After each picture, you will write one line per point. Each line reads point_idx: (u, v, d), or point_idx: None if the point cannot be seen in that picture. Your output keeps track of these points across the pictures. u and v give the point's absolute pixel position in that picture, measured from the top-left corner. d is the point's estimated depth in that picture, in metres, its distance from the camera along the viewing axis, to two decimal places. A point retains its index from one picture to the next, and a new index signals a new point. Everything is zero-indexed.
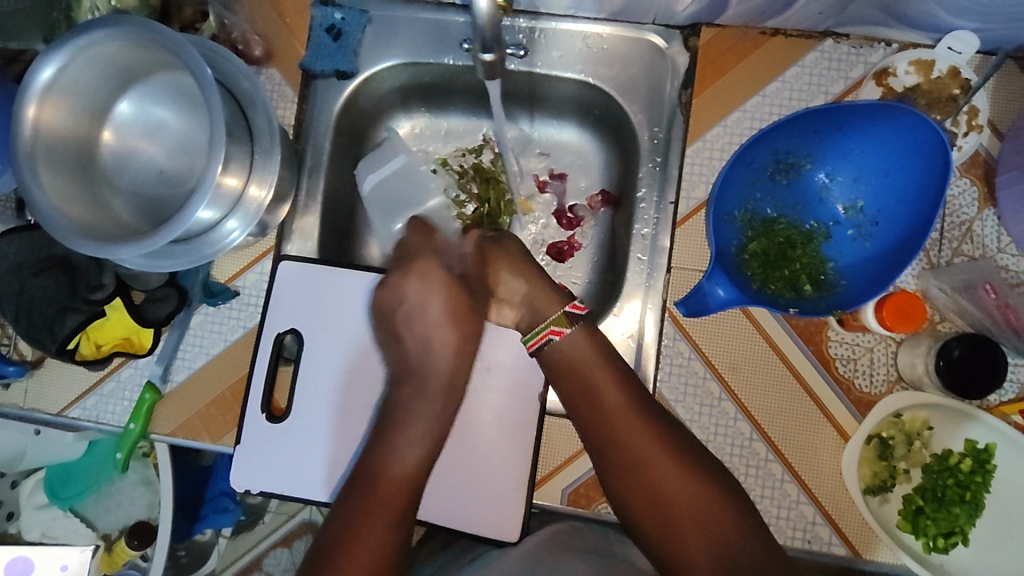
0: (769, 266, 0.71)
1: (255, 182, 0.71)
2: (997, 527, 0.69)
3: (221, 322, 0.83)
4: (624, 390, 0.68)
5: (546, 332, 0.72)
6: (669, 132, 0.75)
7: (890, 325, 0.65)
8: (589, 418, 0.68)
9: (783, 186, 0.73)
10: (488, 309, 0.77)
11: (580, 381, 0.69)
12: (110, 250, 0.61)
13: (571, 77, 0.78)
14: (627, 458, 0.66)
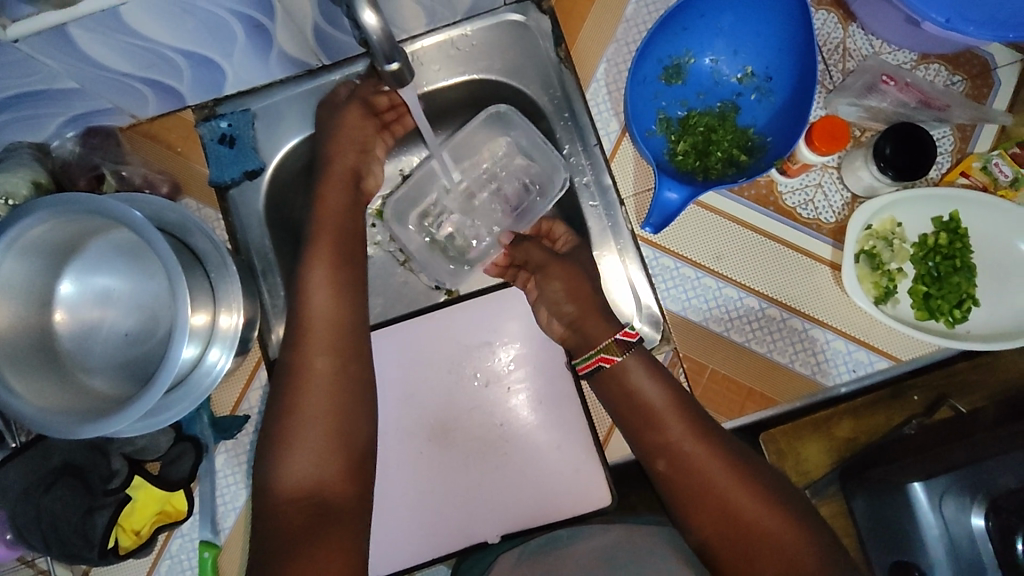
0: (703, 155, 0.76)
1: (224, 311, 0.70)
2: (994, 275, 0.75)
3: (245, 450, 0.81)
4: (661, 381, 0.66)
5: (596, 359, 0.67)
6: (564, 88, 0.80)
7: (823, 150, 0.71)
8: (638, 422, 0.65)
9: (681, 86, 0.79)
10: (489, 307, 0.78)
11: (625, 388, 0.66)
12: (103, 426, 0.58)
13: (459, 82, 0.83)
14: (670, 451, 0.62)
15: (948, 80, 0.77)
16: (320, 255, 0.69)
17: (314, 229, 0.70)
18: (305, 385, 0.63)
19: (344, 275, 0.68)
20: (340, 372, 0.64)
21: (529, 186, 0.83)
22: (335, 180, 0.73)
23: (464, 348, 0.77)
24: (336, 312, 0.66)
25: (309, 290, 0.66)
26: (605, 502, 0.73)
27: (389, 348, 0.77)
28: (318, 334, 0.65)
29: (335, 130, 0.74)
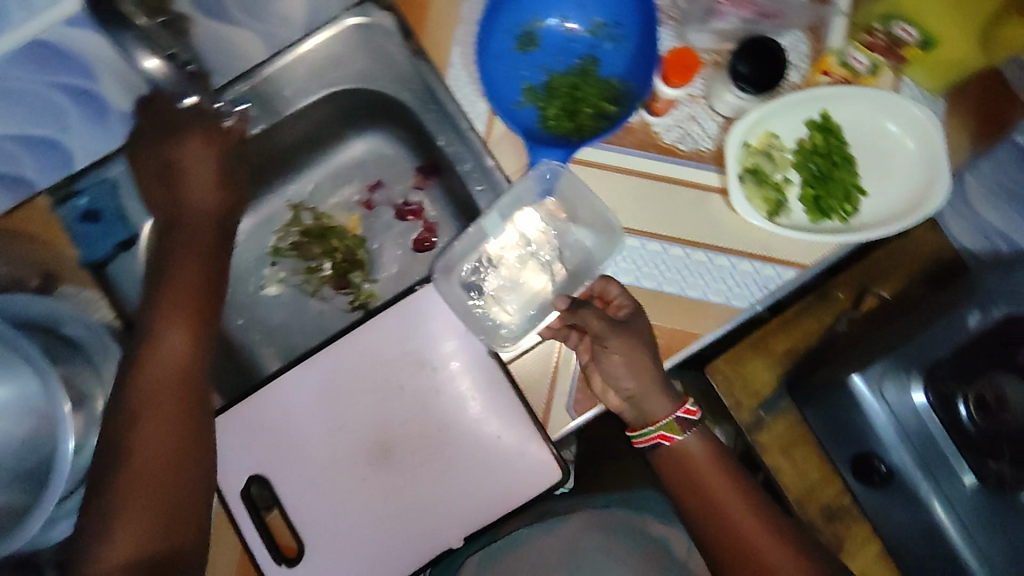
0: (573, 115, 0.75)
1: None
2: (873, 163, 0.77)
3: None
4: (740, 486, 0.71)
5: (655, 436, 0.71)
6: (423, 81, 0.78)
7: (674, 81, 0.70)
8: (688, 490, 0.71)
9: (536, 52, 0.78)
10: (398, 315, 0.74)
11: (695, 484, 0.71)
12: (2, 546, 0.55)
13: (318, 99, 0.80)
14: (721, 522, 0.69)
15: None
16: (163, 320, 0.64)
17: (162, 289, 0.66)
18: (138, 465, 0.56)
19: (193, 334, 0.64)
20: (178, 443, 0.59)
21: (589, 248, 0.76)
22: (190, 241, 0.70)
23: (390, 360, 0.73)
24: (187, 375, 0.62)
25: (141, 357, 0.61)
26: (557, 477, 0.70)
27: (307, 378, 0.72)
28: (163, 406, 0.59)
29: (175, 187, 0.71)
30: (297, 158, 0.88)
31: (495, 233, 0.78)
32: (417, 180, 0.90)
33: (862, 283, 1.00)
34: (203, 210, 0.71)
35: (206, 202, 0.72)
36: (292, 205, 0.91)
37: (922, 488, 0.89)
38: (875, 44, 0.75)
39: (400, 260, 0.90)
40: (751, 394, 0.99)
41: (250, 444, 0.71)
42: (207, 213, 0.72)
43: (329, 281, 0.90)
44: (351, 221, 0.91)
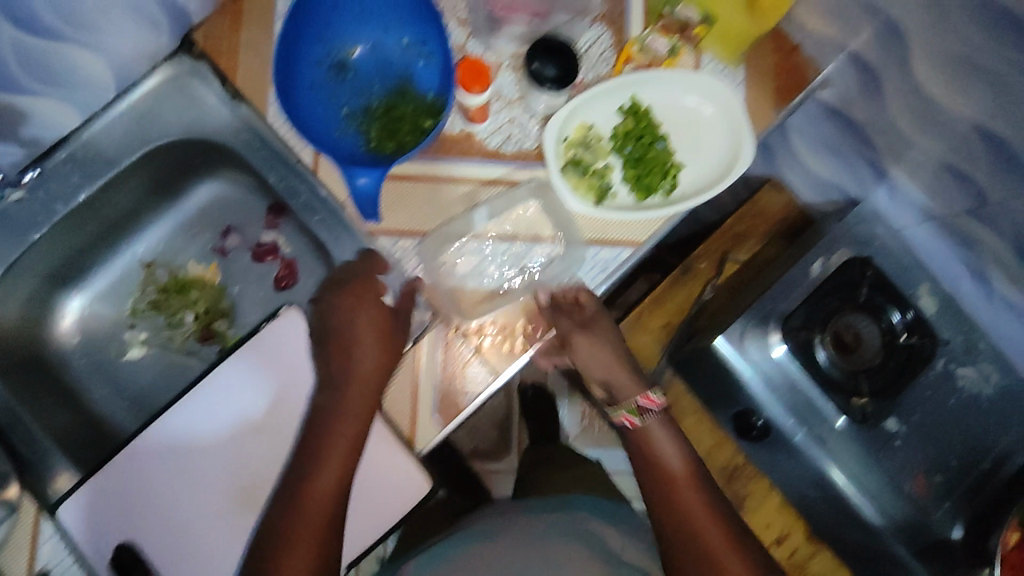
0: (392, 133, 0.77)
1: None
2: (687, 138, 0.81)
3: None
4: (682, 449, 0.75)
5: (622, 417, 0.76)
6: (244, 121, 0.79)
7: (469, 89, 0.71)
8: (645, 463, 0.75)
9: (353, 78, 0.79)
10: (254, 349, 0.75)
11: (650, 455, 0.75)
12: None
13: (142, 157, 0.80)
14: (664, 490, 0.72)
15: None
16: (320, 437, 0.69)
17: (342, 379, 0.71)
18: (295, 538, 0.64)
19: (343, 460, 0.68)
20: (322, 535, 0.65)
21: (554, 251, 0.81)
22: (357, 380, 0.71)
23: (249, 401, 0.74)
24: (338, 483, 0.67)
25: (302, 466, 0.68)
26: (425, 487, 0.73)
27: (168, 433, 0.73)
28: (309, 505, 0.65)
29: (353, 346, 0.72)
30: (143, 216, 0.88)
31: (339, 260, 0.79)
32: (270, 219, 0.88)
33: (720, 251, 1.04)
34: (374, 367, 0.71)
35: (372, 363, 0.71)
36: (144, 263, 0.90)
37: (808, 445, 0.96)
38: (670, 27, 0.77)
39: (261, 303, 0.90)
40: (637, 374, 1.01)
41: (115, 517, 0.71)
42: (371, 369, 0.71)
43: (194, 334, 0.90)
44: (207, 270, 0.90)
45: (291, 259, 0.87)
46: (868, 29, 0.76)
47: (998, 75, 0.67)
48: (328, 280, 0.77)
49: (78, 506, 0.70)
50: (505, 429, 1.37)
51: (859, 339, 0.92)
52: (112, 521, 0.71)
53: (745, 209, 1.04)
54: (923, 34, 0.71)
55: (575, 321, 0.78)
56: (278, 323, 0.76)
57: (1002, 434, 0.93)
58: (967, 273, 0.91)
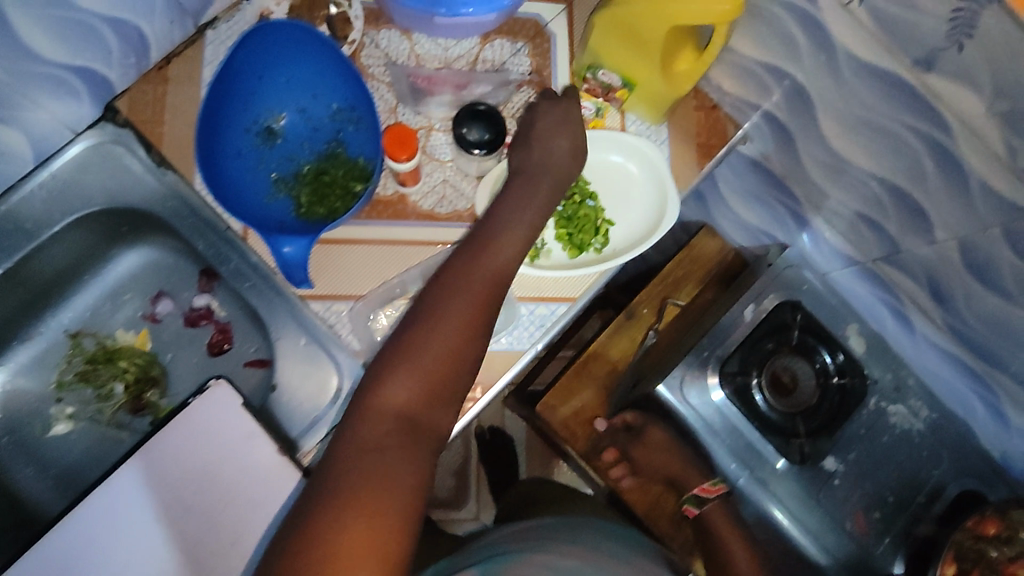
0: (323, 198, 0.77)
1: None
2: (615, 196, 0.83)
3: None
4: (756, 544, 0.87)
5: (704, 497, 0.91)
6: (171, 188, 0.78)
7: (394, 156, 0.72)
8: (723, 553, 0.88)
9: (283, 144, 0.80)
10: (180, 420, 0.71)
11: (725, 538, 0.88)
12: None
13: (65, 227, 0.78)
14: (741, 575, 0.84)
15: (514, 49, 0.84)
16: (494, 226, 0.68)
17: (537, 146, 0.74)
18: (447, 319, 0.60)
19: (509, 258, 0.67)
20: (457, 350, 0.60)
21: None
22: (544, 185, 0.72)
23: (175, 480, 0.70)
24: (502, 267, 0.66)
25: (485, 235, 0.67)
26: None
27: (85, 522, 0.67)
28: (476, 282, 0.63)
29: (534, 137, 0.75)
30: (68, 284, 0.86)
31: (272, 327, 0.77)
32: (203, 283, 0.86)
33: (660, 297, 1.05)
34: (561, 170, 0.74)
35: (561, 168, 0.74)
36: (69, 333, 0.87)
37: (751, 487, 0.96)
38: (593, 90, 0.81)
39: (196, 369, 0.87)
40: (583, 423, 1.01)
41: None
42: (564, 160, 0.74)
43: (124, 405, 0.87)
44: (137, 338, 0.87)
45: (226, 324, 0.86)
46: (779, 91, 0.80)
47: (894, 133, 0.71)
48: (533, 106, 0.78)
49: None
50: (463, 476, 1.34)
51: (795, 380, 0.95)
52: None
53: (682, 255, 1.05)
54: (827, 96, 0.75)
55: (627, 434, 0.97)
56: (206, 397, 0.72)
57: (935, 466, 0.96)
58: (892, 313, 0.95)
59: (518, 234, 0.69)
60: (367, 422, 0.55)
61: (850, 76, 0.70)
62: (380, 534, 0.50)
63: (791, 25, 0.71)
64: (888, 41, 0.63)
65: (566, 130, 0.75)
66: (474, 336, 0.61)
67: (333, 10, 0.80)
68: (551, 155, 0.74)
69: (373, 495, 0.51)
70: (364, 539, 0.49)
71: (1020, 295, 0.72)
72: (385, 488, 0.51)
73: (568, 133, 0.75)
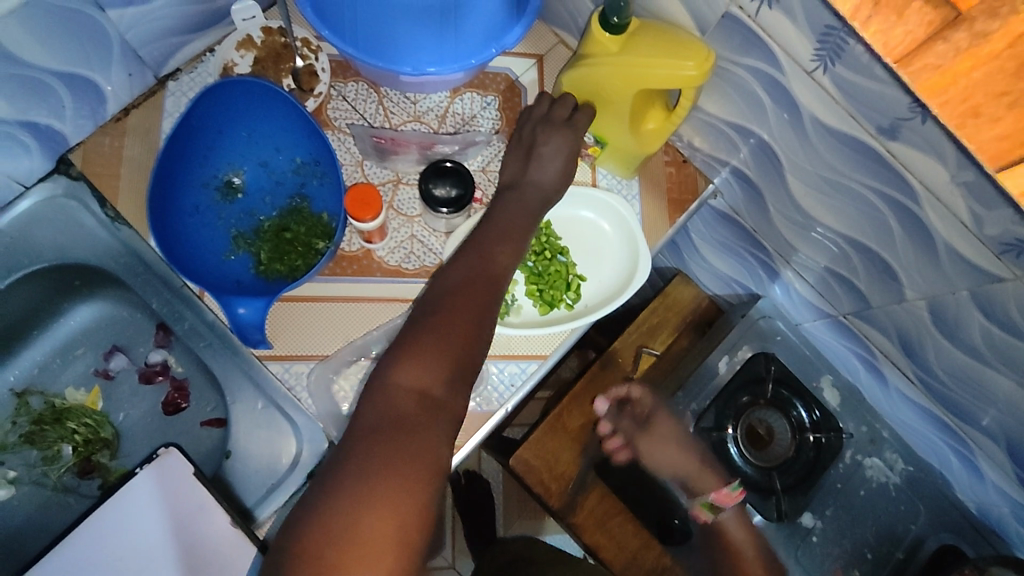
0: (282, 255, 0.75)
1: None
2: (586, 251, 0.82)
3: None
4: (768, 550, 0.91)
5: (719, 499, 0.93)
6: (126, 244, 0.75)
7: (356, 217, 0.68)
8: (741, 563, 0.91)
9: (243, 199, 0.78)
10: (126, 492, 0.67)
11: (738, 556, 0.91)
12: None
13: (11, 284, 0.75)
14: None
15: (483, 103, 0.83)
16: (497, 222, 0.70)
17: (534, 149, 0.74)
18: (456, 308, 0.62)
19: (513, 250, 0.68)
20: (469, 340, 0.61)
21: None
22: (542, 192, 0.73)
23: (117, 558, 0.66)
24: (507, 261, 0.68)
25: (488, 233, 0.69)
26: None
27: None
28: (484, 280, 0.65)
29: (534, 159, 0.74)
30: (16, 340, 0.82)
31: (227, 391, 0.74)
32: (160, 337, 0.82)
33: (635, 344, 1.01)
34: (553, 188, 0.74)
35: (553, 185, 0.74)
36: (16, 391, 0.83)
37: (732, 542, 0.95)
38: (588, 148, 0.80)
39: (151, 428, 0.83)
40: (558, 478, 0.96)
41: None
42: (551, 182, 0.74)
43: (72, 468, 0.82)
44: (88, 396, 0.83)
45: (184, 381, 0.83)
46: (745, 149, 0.80)
47: (860, 194, 0.71)
48: (534, 107, 0.77)
49: None
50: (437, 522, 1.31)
51: (771, 433, 0.95)
52: None
53: (657, 303, 1.03)
54: (793, 155, 0.75)
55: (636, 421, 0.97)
56: (156, 465, 0.68)
57: (912, 521, 0.95)
58: (864, 366, 0.94)
59: (520, 226, 0.70)
60: (385, 402, 0.56)
61: (814, 138, 0.70)
62: (401, 510, 0.52)
63: (755, 86, 0.72)
64: (850, 107, 0.64)
65: (562, 146, 0.74)
66: (482, 322, 0.62)
67: (299, 63, 0.79)
68: (542, 175, 0.74)
69: (393, 474, 0.52)
70: (386, 519, 0.51)
71: (988, 354, 0.72)
72: (400, 479, 0.53)
73: (563, 156, 0.74)
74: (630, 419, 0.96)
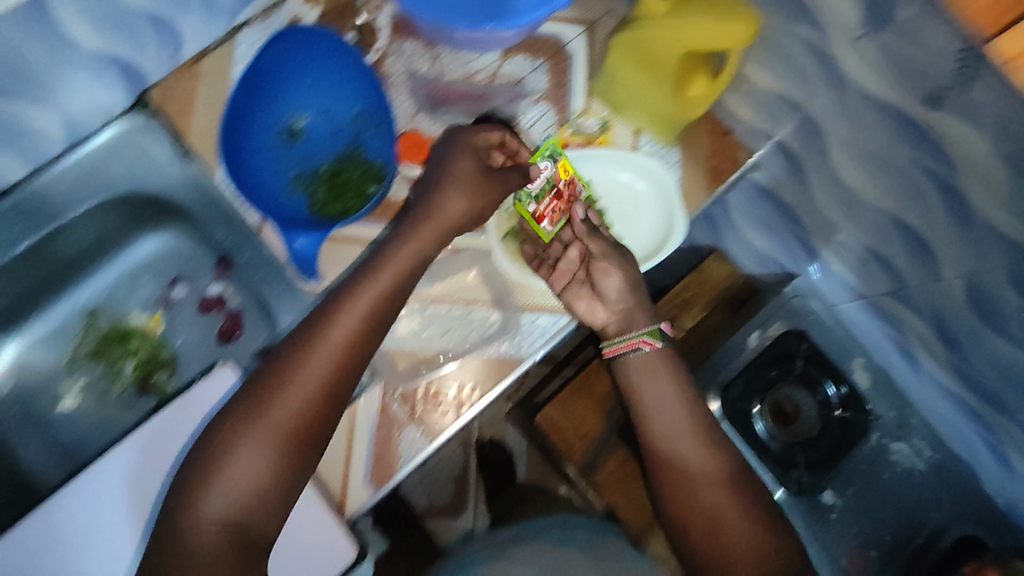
0: (337, 197, 0.79)
1: None
2: (621, 220, 0.86)
3: None
4: (711, 452, 0.79)
5: (637, 341, 0.84)
6: (194, 177, 0.81)
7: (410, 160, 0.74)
8: (677, 483, 0.78)
9: (303, 143, 0.82)
10: (193, 395, 0.72)
11: (679, 472, 0.78)
12: None
13: (89, 207, 0.81)
14: (693, 509, 0.76)
15: (532, 66, 0.85)
16: (342, 290, 0.67)
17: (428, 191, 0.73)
18: (290, 395, 0.62)
19: (364, 317, 0.66)
20: (302, 427, 0.62)
21: (487, 311, 0.80)
22: (433, 219, 0.72)
23: (176, 463, 0.71)
24: (353, 333, 0.65)
25: (330, 304, 0.66)
26: (351, 552, 0.70)
27: (83, 495, 0.69)
28: (326, 348, 0.64)
29: (440, 184, 0.73)
30: (88, 262, 0.89)
31: (282, 321, 0.80)
32: (217, 271, 0.88)
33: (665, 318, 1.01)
34: (456, 215, 0.72)
35: (456, 207, 0.72)
36: (86, 310, 0.90)
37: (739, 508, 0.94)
38: (502, 160, 0.79)
39: (206, 353, 0.89)
40: (582, 437, 1.02)
41: None
42: (457, 202, 0.73)
43: (133, 385, 0.89)
44: (149, 320, 0.90)
45: (238, 312, 0.88)
46: (792, 122, 0.81)
47: (904, 169, 0.71)
48: (452, 130, 0.77)
49: None
50: (462, 484, 1.37)
51: (797, 411, 0.95)
52: None
53: (690, 277, 1.03)
54: (838, 128, 0.76)
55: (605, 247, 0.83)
56: (214, 379, 0.74)
57: (936, 509, 0.94)
58: (897, 350, 0.94)
59: (378, 284, 0.68)
60: (202, 514, 0.58)
61: (863, 111, 0.71)
62: None
63: (805, 57, 0.72)
64: (896, 78, 0.65)
65: (466, 185, 0.73)
66: (316, 404, 0.63)
67: (362, 19, 0.83)
68: (442, 206, 0.72)
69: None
70: None
71: None
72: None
73: (476, 172, 0.74)
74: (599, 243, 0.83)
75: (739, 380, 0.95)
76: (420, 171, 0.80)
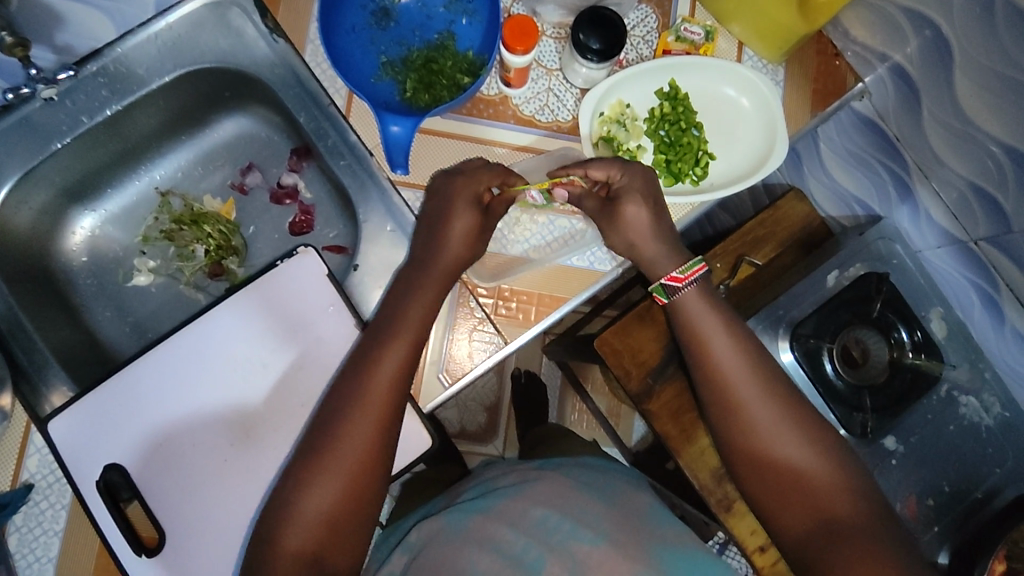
0: (429, 87, 0.77)
1: None
2: (718, 132, 0.82)
3: (36, 519, 0.77)
4: (786, 402, 0.69)
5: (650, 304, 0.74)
6: (282, 56, 0.78)
7: (512, 45, 0.71)
8: (735, 427, 0.69)
9: (394, 28, 0.79)
10: (282, 270, 0.72)
11: (738, 416, 0.69)
12: None
13: (173, 79, 0.78)
14: (761, 463, 0.68)
15: None
16: (382, 344, 0.65)
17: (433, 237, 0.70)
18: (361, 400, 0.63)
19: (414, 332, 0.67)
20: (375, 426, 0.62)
21: (569, 220, 0.82)
22: (415, 311, 0.67)
23: (256, 340, 0.71)
24: (411, 342, 0.66)
25: (365, 357, 0.65)
26: (426, 444, 0.70)
27: (162, 366, 0.70)
28: (371, 398, 0.63)
29: (440, 238, 0.70)
30: (164, 141, 0.87)
31: (362, 210, 0.77)
32: (293, 161, 0.87)
33: (736, 253, 0.96)
34: (456, 258, 0.70)
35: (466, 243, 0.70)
36: (159, 191, 0.89)
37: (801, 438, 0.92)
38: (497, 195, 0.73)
39: (275, 243, 0.89)
40: (639, 364, 0.96)
41: (97, 437, 0.68)
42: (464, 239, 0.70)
43: (203, 269, 0.88)
44: (223, 207, 0.89)
45: (308, 205, 0.87)
46: (915, 41, 0.78)
47: None
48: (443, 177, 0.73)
49: (64, 430, 0.68)
50: (495, 412, 1.38)
51: (865, 355, 0.91)
52: (110, 438, 0.68)
53: (765, 214, 0.97)
54: (966, 47, 0.72)
55: (601, 204, 0.74)
56: (295, 261, 0.72)
57: (997, 465, 0.93)
58: (981, 301, 0.90)
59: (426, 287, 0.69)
60: (293, 513, 0.59)
61: (1001, 25, 0.67)
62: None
63: None
64: None
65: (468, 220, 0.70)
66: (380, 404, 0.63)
67: None
68: (446, 252, 0.70)
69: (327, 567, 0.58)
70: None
71: None
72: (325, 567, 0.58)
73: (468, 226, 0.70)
74: (592, 202, 0.74)
75: (811, 319, 0.91)
76: (524, 61, 0.73)
